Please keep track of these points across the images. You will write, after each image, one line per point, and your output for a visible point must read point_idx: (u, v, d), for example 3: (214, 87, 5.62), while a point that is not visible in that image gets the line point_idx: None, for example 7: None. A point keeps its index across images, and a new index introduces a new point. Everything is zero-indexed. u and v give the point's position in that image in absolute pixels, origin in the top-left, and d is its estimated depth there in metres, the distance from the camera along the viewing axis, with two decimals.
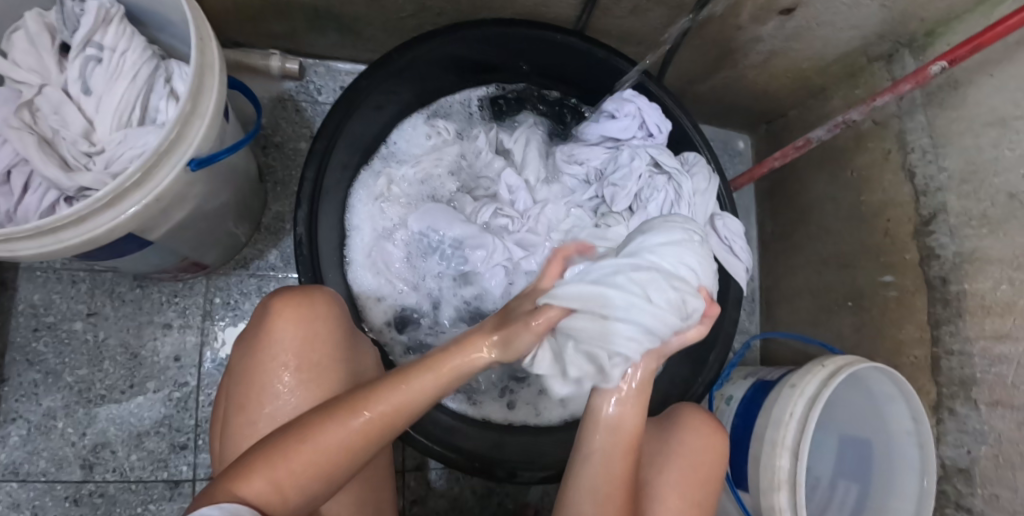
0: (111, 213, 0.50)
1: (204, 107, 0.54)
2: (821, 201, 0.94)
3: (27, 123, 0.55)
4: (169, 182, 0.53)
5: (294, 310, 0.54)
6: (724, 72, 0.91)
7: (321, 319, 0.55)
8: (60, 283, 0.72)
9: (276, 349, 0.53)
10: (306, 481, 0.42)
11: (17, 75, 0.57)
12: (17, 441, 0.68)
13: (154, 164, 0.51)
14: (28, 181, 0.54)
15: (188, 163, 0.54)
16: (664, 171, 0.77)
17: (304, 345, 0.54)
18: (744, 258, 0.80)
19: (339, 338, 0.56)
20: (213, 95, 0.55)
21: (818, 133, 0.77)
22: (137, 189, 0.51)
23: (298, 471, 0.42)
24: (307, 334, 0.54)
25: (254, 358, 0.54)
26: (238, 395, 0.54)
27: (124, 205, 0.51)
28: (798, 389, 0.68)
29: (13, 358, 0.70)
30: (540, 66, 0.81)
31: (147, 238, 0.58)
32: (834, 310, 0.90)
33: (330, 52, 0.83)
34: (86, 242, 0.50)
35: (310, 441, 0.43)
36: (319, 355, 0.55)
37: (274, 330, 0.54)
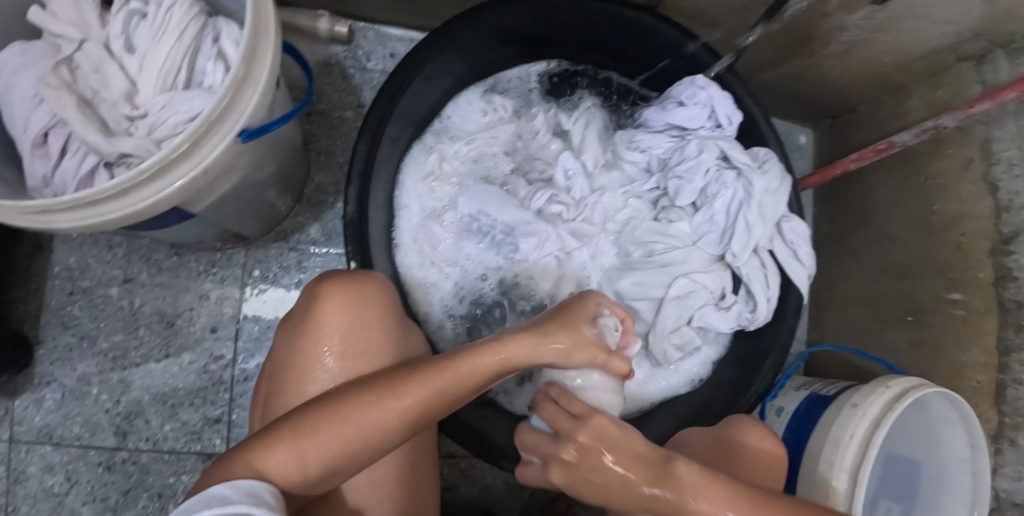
0: (154, 186, 0.47)
1: (259, 72, 0.50)
2: (886, 206, 0.88)
3: (65, 82, 0.51)
4: (219, 153, 0.49)
5: (343, 295, 0.51)
6: (798, 61, 0.84)
7: (371, 306, 0.52)
8: (95, 247, 0.69)
9: (321, 334, 0.51)
10: (334, 458, 0.40)
11: (56, 27, 0.53)
12: (51, 404, 0.68)
13: (204, 133, 0.47)
14: (66, 145, 0.50)
15: (239, 134, 0.50)
16: (733, 166, 0.73)
17: (350, 332, 0.51)
18: (807, 264, 0.76)
19: (390, 326, 0.53)
20: (269, 59, 0.50)
21: (904, 137, 0.71)
22: (186, 158, 0.47)
23: (324, 445, 0.39)
24: (353, 320, 0.51)
25: (299, 344, 0.51)
26: (281, 381, 0.51)
27: (171, 177, 0.47)
28: (861, 409, 0.65)
29: (49, 321, 0.68)
30: (606, 46, 0.76)
31: (190, 210, 0.54)
32: (890, 322, 0.86)
33: (380, 16, 0.78)
34: (127, 216, 0.47)
35: (343, 416, 0.40)
36: (365, 344, 0.51)
37: (320, 313, 0.51)
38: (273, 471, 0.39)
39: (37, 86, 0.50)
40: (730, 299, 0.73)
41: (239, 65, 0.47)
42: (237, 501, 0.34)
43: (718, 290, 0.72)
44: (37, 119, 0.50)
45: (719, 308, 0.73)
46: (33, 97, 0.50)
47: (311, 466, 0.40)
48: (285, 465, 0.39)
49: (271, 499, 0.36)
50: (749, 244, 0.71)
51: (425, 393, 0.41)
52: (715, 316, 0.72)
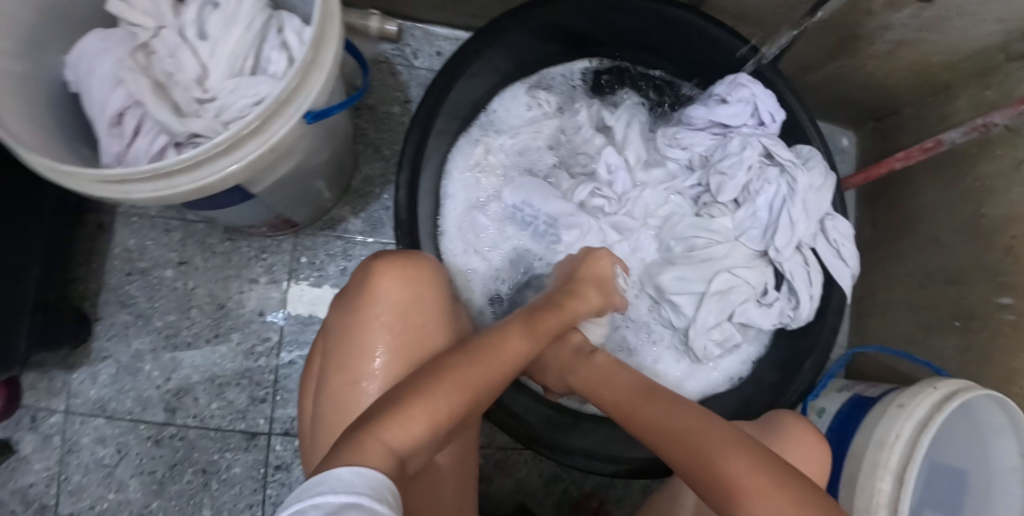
0: (226, 161, 0.49)
1: (324, 58, 0.52)
2: (930, 210, 0.86)
3: (142, 66, 0.54)
4: (285, 133, 0.51)
5: (401, 271, 0.53)
6: (841, 61, 0.84)
7: (424, 284, 0.54)
8: (154, 230, 0.72)
9: (380, 308, 0.52)
10: (453, 422, 0.41)
11: (132, 17, 0.57)
12: (105, 379, 0.70)
13: (272, 113, 0.49)
14: (140, 124, 0.53)
15: (304, 116, 0.52)
16: (776, 163, 0.72)
17: (410, 307, 0.53)
18: (851, 263, 0.75)
19: (441, 302, 0.56)
20: (335, 45, 0.52)
21: (953, 135, 0.71)
22: (254, 136, 0.50)
23: (449, 408, 0.40)
24: (408, 295, 0.53)
25: (356, 322, 0.53)
26: (339, 356, 0.52)
27: (240, 153, 0.50)
28: (908, 409, 0.64)
29: (107, 299, 0.71)
30: (648, 44, 0.77)
31: (250, 190, 0.57)
32: (935, 328, 0.83)
33: (429, 15, 0.81)
34: (199, 188, 0.49)
35: (456, 378, 0.42)
36: (423, 318, 0.54)
37: (376, 290, 0.53)
38: (402, 444, 0.37)
39: (118, 69, 0.53)
40: (772, 295, 0.72)
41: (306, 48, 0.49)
42: (361, 494, 0.30)
43: (759, 286, 0.71)
44: (115, 100, 0.53)
45: (761, 305, 0.72)
46: (113, 79, 0.53)
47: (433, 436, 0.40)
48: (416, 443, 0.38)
49: (393, 498, 0.32)
50: (793, 240, 0.69)
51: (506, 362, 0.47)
52: (756, 312, 0.72)
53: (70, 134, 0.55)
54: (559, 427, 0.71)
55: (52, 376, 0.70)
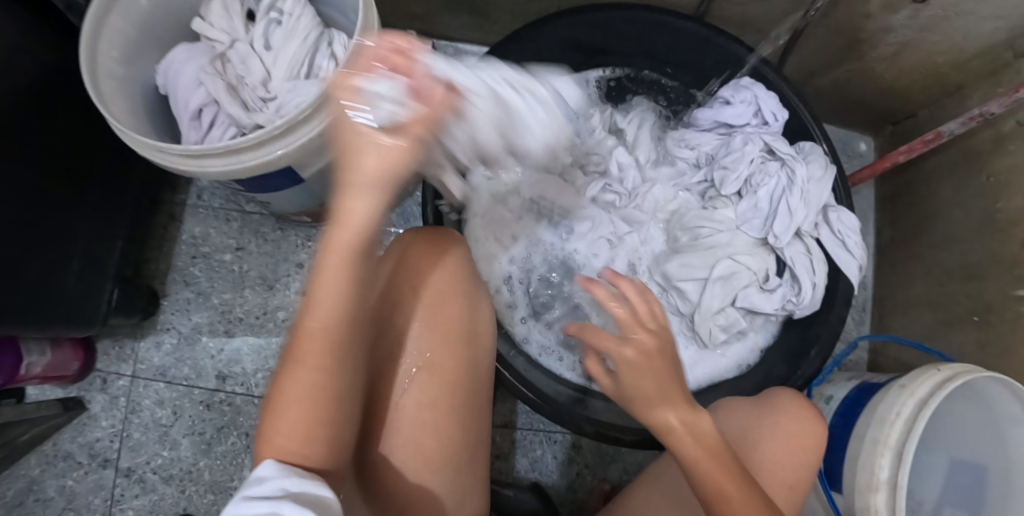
0: (285, 142, 0.57)
1: (365, 59, 0.59)
2: (948, 207, 0.87)
3: (219, 72, 0.65)
4: (332, 121, 0.59)
5: (429, 244, 0.56)
6: (850, 64, 0.87)
7: (448, 253, 0.56)
8: (217, 220, 0.83)
9: (407, 274, 0.54)
10: (331, 416, 0.37)
11: (211, 33, 0.67)
12: (168, 348, 0.80)
13: (322, 104, 0.57)
14: (214, 118, 0.64)
15: (347, 108, 0.59)
16: (777, 158, 0.77)
17: (434, 276, 0.55)
18: (858, 255, 0.77)
19: (467, 277, 0.57)
20: (375, 46, 0.59)
21: (951, 126, 0.74)
22: (307, 122, 0.58)
23: (317, 404, 0.36)
24: (433, 261, 0.55)
25: (386, 285, 0.55)
26: (368, 318, 0.55)
27: (296, 136, 0.58)
28: (909, 389, 0.65)
29: (174, 279, 0.81)
30: (656, 52, 0.84)
31: (300, 173, 0.66)
32: (956, 324, 0.83)
33: (460, 34, 0.91)
34: (260, 165, 0.58)
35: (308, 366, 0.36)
36: (445, 287, 0.55)
37: (405, 257, 0.55)
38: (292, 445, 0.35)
39: (201, 74, 0.64)
40: (774, 281, 0.75)
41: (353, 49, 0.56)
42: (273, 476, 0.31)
43: (761, 272, 0.74)
44: (196, 98, 0.64)
45: (764, 291, 0.75)
46: (195, 81, 0.64)
47: (297, 446, 0.35)
48: (314, 450, 0.36)
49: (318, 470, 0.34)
50: (791, 227, 0.74)
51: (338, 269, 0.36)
52: (760, 297, 0.75)
53: (156, 128, 0.65)
54: (568, 399, 0.73)
55: (122, 344, 0.80)
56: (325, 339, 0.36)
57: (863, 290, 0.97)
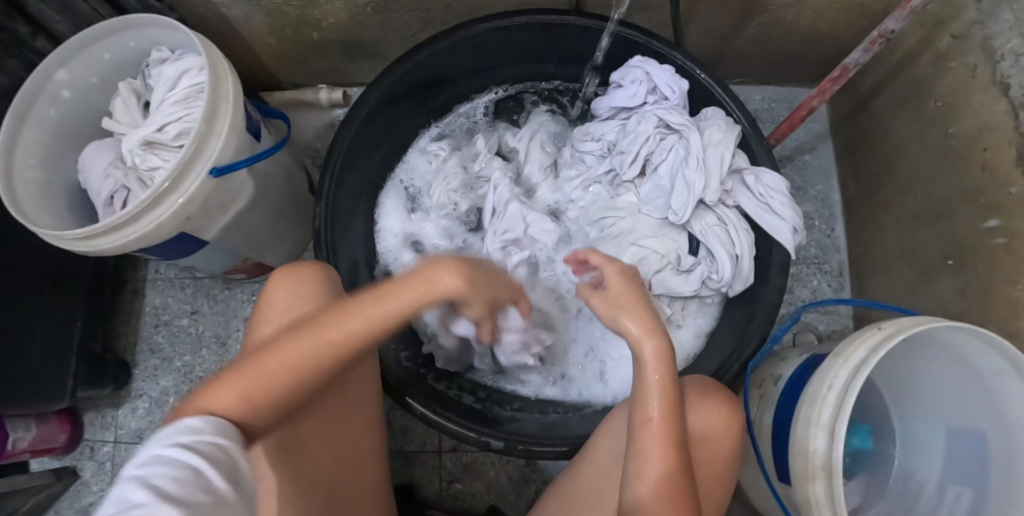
0: (157, 210, 0.62)
1: (222, 125, 0.64)
2: (903, 145, 0.77)
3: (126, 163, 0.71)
4: (197, 186, 0.63)
5: (285, 277, 0.59)
6: (757, 20, 0.80)
7: (308, 282, 0.59)
8: (173, 289, 0.91)
9: (270, 309, 0.57)
10: (274, 393, 0.40)
11: (120, 130, 0.73)
12: (142, 411, 0.88)
13: (181, 173, 0.62)
14: (126, 202, 0.69)
15: (210, 171, 0.64)
16: (674, 130, 0.71)
17: (293, 302, 0.57)
18: (789, 217, 0.68)
19: (332, 295, 0.60)
20: (229, 114, 0.65)
21: (854, 56, 0.64)
22: (174, 190, 0.62)
23: (271, 386, 0.40)
24: (295, 295, 0.58)
25: (256, 324, 0.58)
26: None
27: (165, 205, 0.62)
28: (842, 357, 0.56)
29: (142, 349, 0.90)
30: (544, 53, 0.83)
31: (203, 238, 0.70)
32: (934, 273, 0.72)
33: (368, 78, 0.96)
34: (143, 235, 0.62)
35: (271, 356, 0.41)
36: (303, 311, 0.57)
37: (267, 294, 0.58)
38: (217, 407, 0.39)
39: (109, 166, 0.70)
40: (689, 261, 0.70)
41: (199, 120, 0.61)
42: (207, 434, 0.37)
43: (672, 253, 0.69)
44: (106, 188, 0.69)
45: (681, 272, 0.70)
46: (103, 173, 0.70)
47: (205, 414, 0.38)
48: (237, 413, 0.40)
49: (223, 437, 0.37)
50: (690, 200, 0.68)
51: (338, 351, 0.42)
52: (676, 280, 0.69)
53: (80, 219, 0.73)
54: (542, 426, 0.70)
55: (104, 413, 0.88)
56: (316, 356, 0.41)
57: (837, 253, 0.87)
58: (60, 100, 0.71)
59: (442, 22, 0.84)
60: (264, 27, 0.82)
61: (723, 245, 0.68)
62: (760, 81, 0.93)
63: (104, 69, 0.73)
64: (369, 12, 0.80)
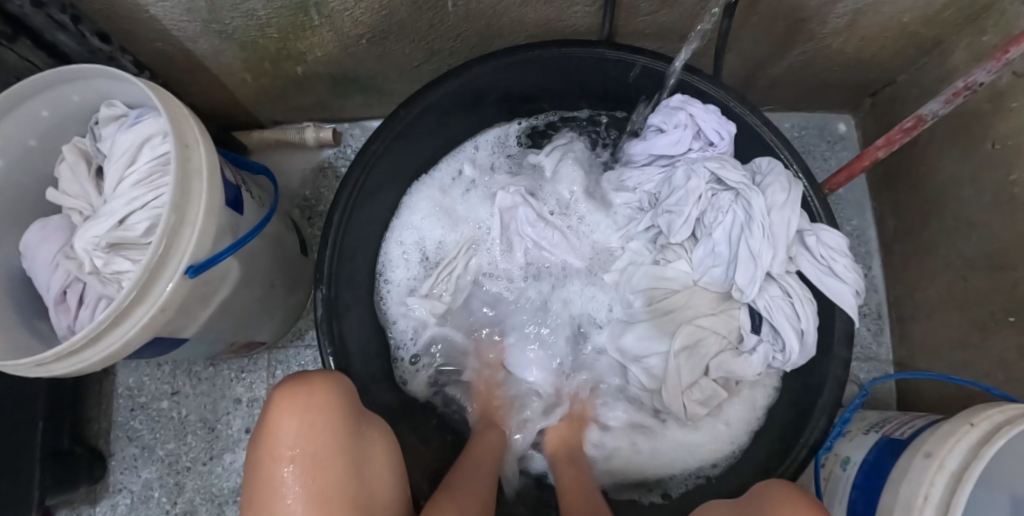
0: (121, 328, 0.49)
1: (196, 212, 0.52)
2: (954, 184, 0.73)
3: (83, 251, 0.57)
4: (170, 292, 0.51)
5: (293, 401, 0.50)
6: (799, 48, 0.73)
7: (318, 409, 0.50)
8: (148, 366, 0.79)
9: (277, 444, 0.49)
10: None
11: (69, 203, 0.60)
12: (123, 508, 0.77)
13: (150, 279, 0.49)
14: (83, 297, 0.56)
15: (187, 273, 0.51)
16: (729, 187, 0.65)
17: (306, 437, 0.49)
18: (851, 280, 0.64)
19: (349, 415, 0.52)
20: (204, 197, 0.52)
21: (932, 106, 0.60)
22: (141, 302, 0.49)
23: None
24: (306, 425, 0.49)
25: (260, 462, 0.49)
26: (254, 511, 0.48)
27: (131, 319, 0.49)
28: (936, 460, 0.50)
29: (118, 435, 0.79)
30: (567, 85, 0.73)
31: (181, 336, 0.58)
32: (991, 327, 0.68)
33: (361, 113, 0.84)
34: (107, 356, 0.50)
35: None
36: (319, 448, 0.49)
37: (273, 426, 0.49)
38: None
39: (58, 255, 0.56)
40: (751, 339, 0.64)
41: (167, 211, 0.48)
42: None
43: (733, 333, 0.64)
44: (56, 282, 0.56)
45: (741, 353, 0.64)
46: (52, 263, 0.56)
47: None
48: None
49: None
50: (757, 275, 0.61)
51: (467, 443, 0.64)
52: (735, 363, 0.64)
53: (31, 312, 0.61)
54: None
55: (79, 511, 0.78)
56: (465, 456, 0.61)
57: (875, 293, 0.84)
58: None
59: (448, 53, 0.74)
60: (239, 62, 0.70)
61: (787, 318, 0.62)
62: (791, 108, 0.87)
63: (44, 130, 0.59)
64: (365, 45, 0.69)
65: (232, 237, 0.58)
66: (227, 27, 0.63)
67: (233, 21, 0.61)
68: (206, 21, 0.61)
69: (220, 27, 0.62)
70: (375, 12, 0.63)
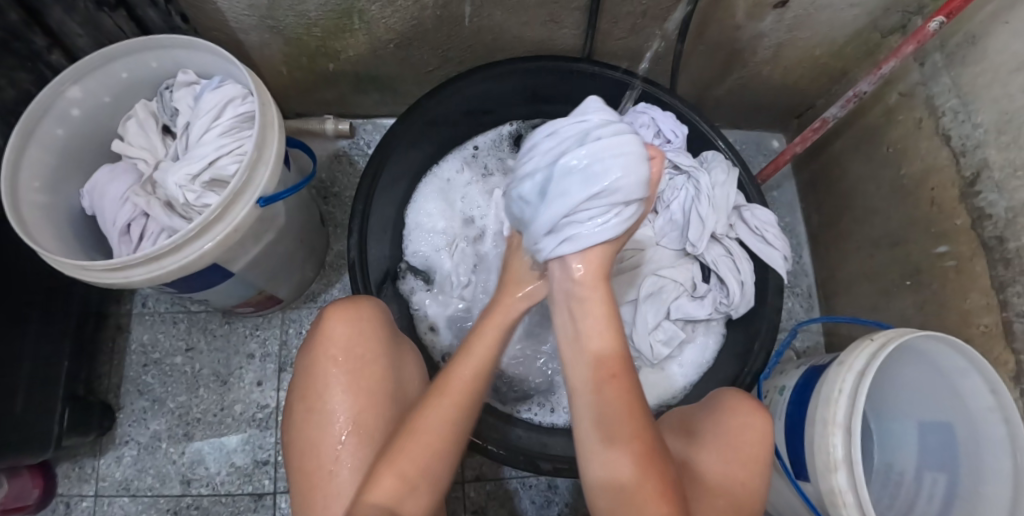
0: (198, 242, 0.59)
1: (269, 154, 0.63)
2: (861, 183, 0.91)
3: (149, 192, 0.67)
4: (243, 216, 0.61)
5: (342, 311, 0.60)
6: (738, 73, 0.92)
7: (365, 320, 0.60)
8: (163, 324, 0.85)
9: (329, 345, 0.58)
10: (423, 468, 0.51)
11: (131, 153, 0.69)
12: (128, 460, 0.81)
13: (230, 202, 0.60)
14: (145, 230, 0.65)
15: (257, 201, 0.62)
16: (682, 171, 0.80)
17: (353, 340, 0.58)
18: (781, 247, 0.79)
19: (386, 330, 0.61)
20: (275, 144, 0.63)
21: (833, 111, 0.78)
22: (219, 221, 0.60)
23: (410, 469, 0.50)
24: (354, 332, 0.59)
25: (314, 360, 0.58)
26: (308, 398, 0.57)
27: (209, 235, 0.59)
28: (846, 364, 0.65)
29: (128, 389, 0.83)
30: (548, 96, 0.87)
31: (230, 268, 0.67)
32: (894, 292, 0.85)
33: (375, 110, 0.97)
34: (182, 266, 0.59)
35: (410, 444, 0.51)
36: (365, 349, 0.58)
37: (325, 333, 0.59)
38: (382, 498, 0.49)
39: (127, 193, 0.66)
40: (703, 288, 0.80)
41: (251, 149, 0.60)
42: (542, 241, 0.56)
43: (688, 281, 0.79)
44: (123, 215, 0.65)
45: (695, 298, 0.80)
46: (120, 199, 0.65)
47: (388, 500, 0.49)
48: (406, 496, 0.50)
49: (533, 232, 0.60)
50: (704, 233, 0.78)
51: (453, 399, 0.54)
52: (690, 305, 0.79)
53: (83, 245, 0.68)
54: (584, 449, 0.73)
55: (82, 464, 0.80)
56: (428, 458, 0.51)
57: (805, 277, 1.02)
58: (68, 119, 0.66)
59: (457, 62, 0.89)
60: (280, 55, 0.82)
61: (729, 271, 0.78)
62: (733, 125, 1.06)
63: (119, 89, 0.69)
64: (391, 48, 0.82)
65: (284, 186, 0.70)
66: (279, 23, 0.75)
67: (287, 19, 0.74)
68: (263, 16, 0.73)
69: (273, 23, 0.74)
70: (406, 20, 0.77)
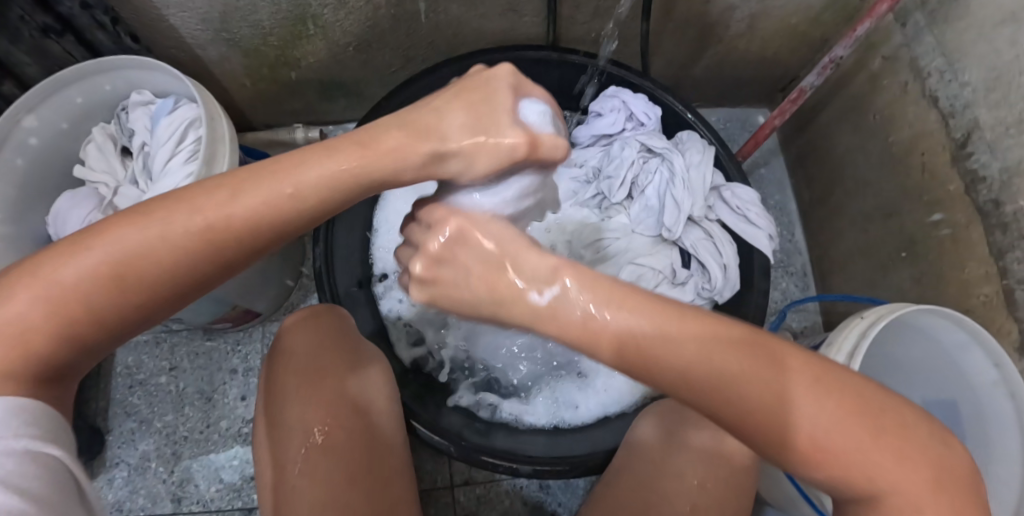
0: None
1: (219, 168, 0.62)
2: (850, 155, 0.87)
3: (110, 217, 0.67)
4: None
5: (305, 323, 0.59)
6: (713, 49, 0.88)
7: (325, 332, 0.59)
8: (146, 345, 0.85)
9: (289, 356, 0.57)
10: (72, 325, 0.35)
11: (93, 178, 0.69)
12: (120, 481, 0.81)
13: None
14: None
15: None
16: (656, 154, 0.78)
17: (312, 352, 0.57)
18: (764, 225, 0.76)
19: (346, 343, 0.60)
20: (226, 158, 0.62)
21: (810, 80, 0.75)
22: None
23: (53, 317, 0.34)
24: (315, 343, 0.58)
25: (273, 374, 0.57)
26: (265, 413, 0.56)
27: None
28: (835, 346, 0.61)
29: (115, 412, 0.83)
30: None
31: None
32: (890, 265, 0.81)
33: (345, 115, 0.97)
34: None
35: (53, 281, 0.34)
36: (323, 361, 0.57)
37: (285, 343, 0.58)
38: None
39: (90, 218, 0.66)
40: (683, 274, 0.76)
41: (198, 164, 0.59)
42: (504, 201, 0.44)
43: (666, 268, 0.76)
44: None
45: (676, 285, 0.77)
46: (82, 225, 0.65)
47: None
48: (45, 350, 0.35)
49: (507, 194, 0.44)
50: (681, 217, 0.76)
51: (154, 259, 0.34)
52: (673, 292, 0.76)
53: None
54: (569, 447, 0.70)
55: None
56: (93, 281, 0.34)
57: (800, 255, 0.99)
58: (27, 148, 0.66)
59: (420, 60, 0.87)
60: (240, 68, 0.81)
61: (711, 256, 0.76)
62: (715, 103, 1.03)
63: (76, 114, 0.69)
64: (351, 52, 0.81)
65: None
66: (234, 36, 0.74)
67: (240, 31, 0.73)
68: (215, 29, 0.72)
69: (228, 35, 0.73)
70: (361, 22, 0.75)
